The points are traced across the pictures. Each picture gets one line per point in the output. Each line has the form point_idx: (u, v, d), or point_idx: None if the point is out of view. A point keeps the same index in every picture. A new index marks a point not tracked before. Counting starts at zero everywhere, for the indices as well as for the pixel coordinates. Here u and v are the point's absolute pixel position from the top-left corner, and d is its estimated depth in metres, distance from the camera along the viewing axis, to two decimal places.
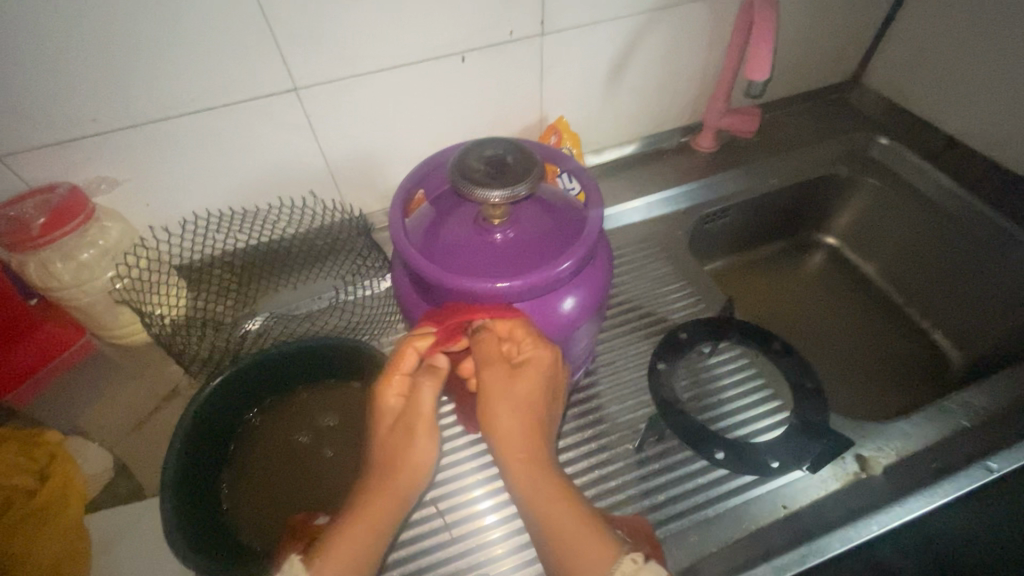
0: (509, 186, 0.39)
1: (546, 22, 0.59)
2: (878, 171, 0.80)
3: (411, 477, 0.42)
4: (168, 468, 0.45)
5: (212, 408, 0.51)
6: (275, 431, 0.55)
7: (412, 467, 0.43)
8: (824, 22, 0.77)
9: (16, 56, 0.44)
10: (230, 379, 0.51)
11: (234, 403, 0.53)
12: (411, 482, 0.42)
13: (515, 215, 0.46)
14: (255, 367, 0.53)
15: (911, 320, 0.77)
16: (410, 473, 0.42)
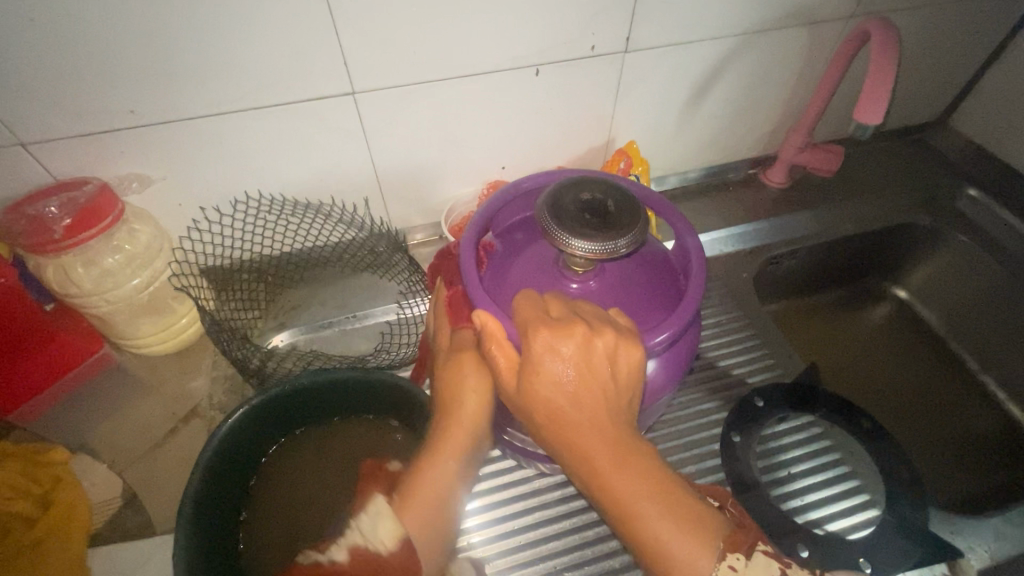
0: (609, 240, 0.34)
1: (631, 39, 0.53)
2: (965, 225, 0.73)
3: (476, 427, 0.41)
4: (190, 494, 0.41)
5: (240, 436, 0.46)
6: (301, 466, 0.50)
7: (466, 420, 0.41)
8: (923, 58, 0.70)
9: (54, 37, 0.39)
10: (261, 408, 0.46)
11: (265, 434, 0.49)
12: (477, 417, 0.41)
13: (600, 265, 0.42)
14: (293, 395, 0.48)
15: (987, 390, 0.71)
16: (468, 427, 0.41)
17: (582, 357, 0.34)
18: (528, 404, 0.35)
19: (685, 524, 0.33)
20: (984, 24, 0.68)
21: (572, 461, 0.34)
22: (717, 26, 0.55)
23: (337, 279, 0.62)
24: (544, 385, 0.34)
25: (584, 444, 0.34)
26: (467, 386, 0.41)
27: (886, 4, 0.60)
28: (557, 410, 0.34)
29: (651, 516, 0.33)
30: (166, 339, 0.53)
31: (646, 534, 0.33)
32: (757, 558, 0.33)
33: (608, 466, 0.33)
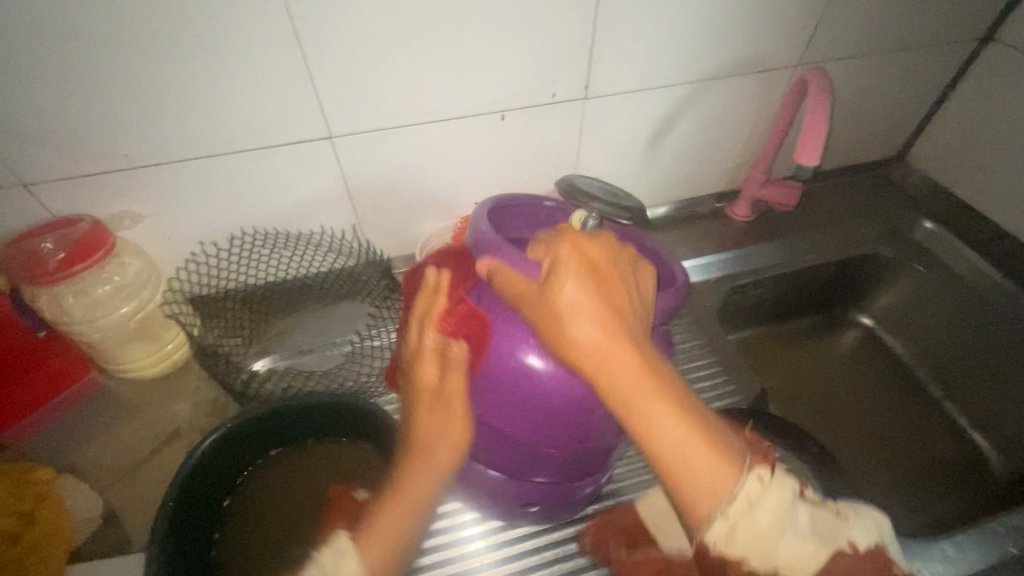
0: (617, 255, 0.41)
1: (590, 86, 0.58)
2: (923, 255, 0.76)
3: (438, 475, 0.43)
4: (162, 511, 0.43)
5: (215, 457, 0.48)
6: (273, 487, 0.52)
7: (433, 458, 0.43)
8: (875, 100, 0.74)
9: (57, 91, 0.43)
10: (235, 429, 0.49)
11: (239, 455, 0.51)
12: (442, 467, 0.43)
13: None
14: (268, 417, 0.50)
15: (951, 416, 0.73)
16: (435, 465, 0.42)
17: (610, 283, 0.39)
18: (549, 318, 0.38)
19: (709, 441, 0.35)
20: (929, 69, 0.72)
21: (599, 373, 0.37)
22: (672, 73, 0.60)
23: (319, 307, 0.65)
24: (562, 302, 0.38)
25: (609, 362, 0.37)
26: (449, 425, 0.43)
27: (829, 53, 0.65)
28: (582, 334, 0.37)
29: (674, 433, 0.35)
30: (152, 364, 0.56)
31: (667, 444, 0.35)
32: (782, 473, 0.34)
33: (629, 374, 0.36)
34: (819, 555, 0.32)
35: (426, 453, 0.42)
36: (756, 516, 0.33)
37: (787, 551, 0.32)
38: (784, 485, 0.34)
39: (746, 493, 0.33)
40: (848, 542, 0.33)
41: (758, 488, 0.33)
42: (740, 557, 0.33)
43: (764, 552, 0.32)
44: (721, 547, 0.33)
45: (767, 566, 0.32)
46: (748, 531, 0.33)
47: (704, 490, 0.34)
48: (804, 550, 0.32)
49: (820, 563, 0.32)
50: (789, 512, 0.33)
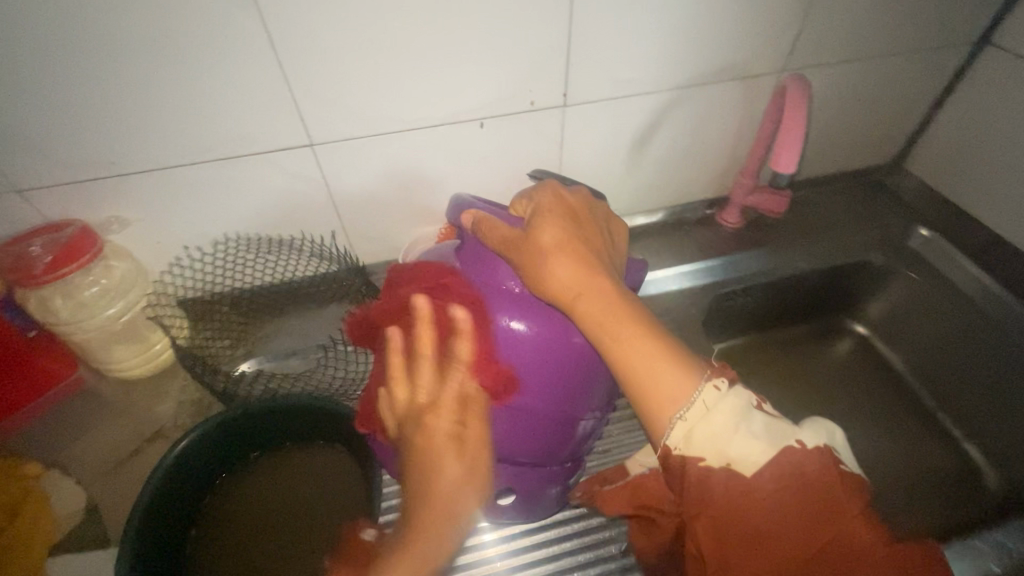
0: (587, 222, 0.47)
1: (568, 94, 0.58)
2: (917, 264, 0.75)
3: (458, 503, 0.40)
4: (137, 510, 0.44)
5: (192, 458, 0.50)
6: (252, 489, 0.54)
7: (445, 495, 0.40)
8: (867, 106, 0.73)
9: (45, 103, 0.45)
10: (212, 432, 0.50)
11: (217, 458, 0.52)
12: (451, 497, 0.40)
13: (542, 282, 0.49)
14: (244, 421, 0.52)
15: (946, 427, 0.71)
16: (443, 502, 0.39)
17: (586, 231, 0.46)
18: (534, 257, 0.44)
19: (674, 359, 0.41)
20: (921, 76, 0.71)
21: (581, 308, 0.42)
22: (652, 80, 0.60)
23: (305, 311, 0.66)
24: (545, 241, 0.44)
25: (587, 301, 0.42)
26: (449, 458, 0.40)
27: (814, 59, 0.64)
28: (561, 275, 0.43)
29: (643, 350, 0.41)
30: (139, 365, 0.58)
31: (637, 359, 0.41)
32: (738, 387, 0.40)
33: (601, 303, 0.42)
34: (769, 449, 0.37)
35: (435, 485, 0.39)
36: (712, 419, 0.38)
37: (739, 445, 0.37)
38: (742, 396, 0.39)
39: (703, 399, 0.39)
40: (796, 441, 0.38)
41: (716, 397, 0.39)
42: (699, 455, 0.38)
43: (719, 447, 0.38)
44: (682, 448, 0.39)
45: (721, 461, 0.38)
46: (705, 432, 0.38)
47: (669, 398, 0.40)
48: (754, 445, 0.37)
49: (768, 454, 0.37)
50: (743, 415, 0.38)
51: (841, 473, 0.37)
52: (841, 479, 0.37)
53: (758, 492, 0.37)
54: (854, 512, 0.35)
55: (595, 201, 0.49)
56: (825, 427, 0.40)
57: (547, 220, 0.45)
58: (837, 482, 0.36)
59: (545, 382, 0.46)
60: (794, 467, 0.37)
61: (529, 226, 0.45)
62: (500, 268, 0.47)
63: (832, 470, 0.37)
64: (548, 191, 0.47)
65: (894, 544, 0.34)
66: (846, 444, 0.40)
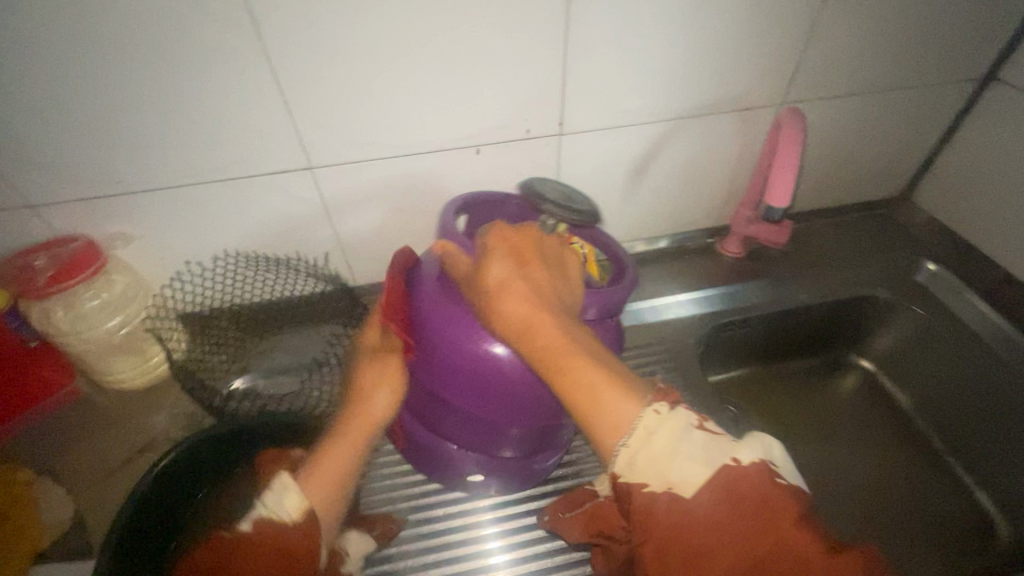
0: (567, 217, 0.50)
1: (564, 123, 0.59)
2: (925, 300, 0.73)
3: (381, 421, 0.50)
4: (118, 520, 0.45)
5: (177, 471, 0.50)
6: (233, 506, 0.54)
7: (366, 416, 0.49)
8: (872, 140, 0.72)
9: (58, 124, 0.48)
10: (196, 445, 0.51)
11: (201, 471, 0.53)
12: (371, 415, 0.49)
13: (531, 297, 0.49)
14: (228, 436, 0.52)
15: (956, 471, 0.68)
16: (362, 420, 0.49)
17: (532, 267, 0.45)
18: (482, 296, 0.44)
19: (621, 387, 0.39)
20: (926, 111, 0.70)
21: (530, 341, 0.42)
22: (648, 111, 0.60)
23: (301, 327, 0.67)
24: (490, 279, 0.44)
25: (537, 333, 0.42)
26: (380, 386, 0.50)
27: (814, 92, 0.64)
28: (508, 309, 0.43)
29: (588, 380, 0.39)
30: (135, 376, 0.60)
31: (581, 387, 0.39)
32: (681, 410, 0.38)
33: (549, 333, 0.41)
34: (706, 469, 0.34)
35: (367, 407, 0.49)
36: (653, 444, 0.36)
37: (677, 468, 0.35)
38: (681, 418, 0.37)
39: (643, 424, 0.37)
40: (734, 458, 0.35)
41: (656, 419, 0.37)
42: (643, 482, 0.36)
43: (659, 470, 0.35)
44: (625, 476, 0.36)
45: (662, 485, 0.35)
46: (646, 456, 0.36)
47: (610, 424, 0.38)
48: (692, 466, 0.35)
49: (705, 475, 0.34)
50: (681, 436, 0.36)
51: (779, 486, 0.33)
52: (783, 494, 0.33)
53: (700, 517, 0.33)
54: (800, 531, 0.31)
55: (541, 233, 0.49)
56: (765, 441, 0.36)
57: (505, 261, 0.45)
58: (776, 497, 0.33)
59: (510, 401, 0.47)
60: (731, 485, 0.33)
61: (478, 260, 0.45)
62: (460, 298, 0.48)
63: (772, 486, 0.33)
64: (493, 231, 0.47)
65: (839, 550, 0.30)
66: (791, 460, 0.36)
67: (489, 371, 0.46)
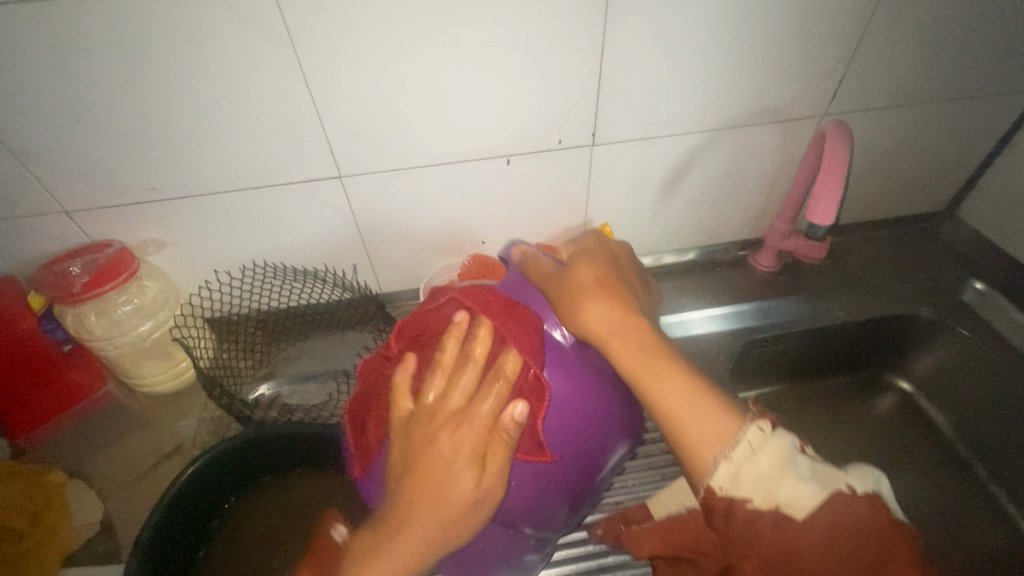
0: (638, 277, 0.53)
1: (597, 134, 0.58)
2: (971, 321, 0.69)
3: (478, 510, 0.40)
4: (146, 529, 0.45)
5: (204, 480, 0.51)
6: (258, 514, 0.54)
7: (458, 502, 0.40)
8: (917, 152, 0.69)
9: (97, 133, 0.48)
10: (225, 455, 0.51)
11: (228, 480, 0.53)
12: (464, 509, 0.40)
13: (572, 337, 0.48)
14: (256, 446, 0.52)
15: (1000, 502, 0.64)
16: (452, 506, 0.40)
17: (623, 280, 0.49)
18: (572, 295, 0.46)
19: (717, 401, 0.40)
20: (978, 123, 0.67)
21: (619, 344, 0.43)
22: (684, 122, 0.59)
23: (327, 335, 0.67)
24: (584, 281, 0.47)
25: (627, 342, 0.44)
26: (465, 467, 0.40)
27: (858, 104, 0.62)
28: (598, 312, 0.45)
29: (678, 391, 0.41)
30: (166, 380, 0.60)
31: (676, 399, 0.41)
32: (784, 432, 0.38)
33: (638, 341, 0.44)
34: (821, 494, 0.35)
35: (449, 486, 0.40)
36: (758, 459, 0.36)
37: (790, 488, 0.35)
38: (789, 437, 0.37)
39: (748, 441, 0.37)
40: (849, 487, 0.36)
41: (761, 437, 0.37)
42: (745, 497, 0.36)
43: (769, 488, 0.35)
44: (726, 488, 0.37)
45: (770, 503, 0.35)
46: (751, 474, 0.36)
47: (710, 436, 0.38)
48: (807, 490, 0.35)
49: (821, 500, 0.35)
50: (791, 459, 0.36)
51: (895, 521, 0.35)
52: (900, 530, 0.35)
53: (813, 539, 0.34)
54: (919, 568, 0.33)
55: (623, 251, 0.53)
56: (877, 475, 0.38)
57: (601, 273, 0.48)
58: (890, 530, 0.34)
59: (560, 432, 0.45)
60: (849, 512, 0.34)
61: (570, 264, 0.48)
62: (539, 305, 0.48)
63: (888, 519, 0.35)
64: (592, 243, 0.51)
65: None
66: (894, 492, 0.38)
67: (545, 396, 0.45)
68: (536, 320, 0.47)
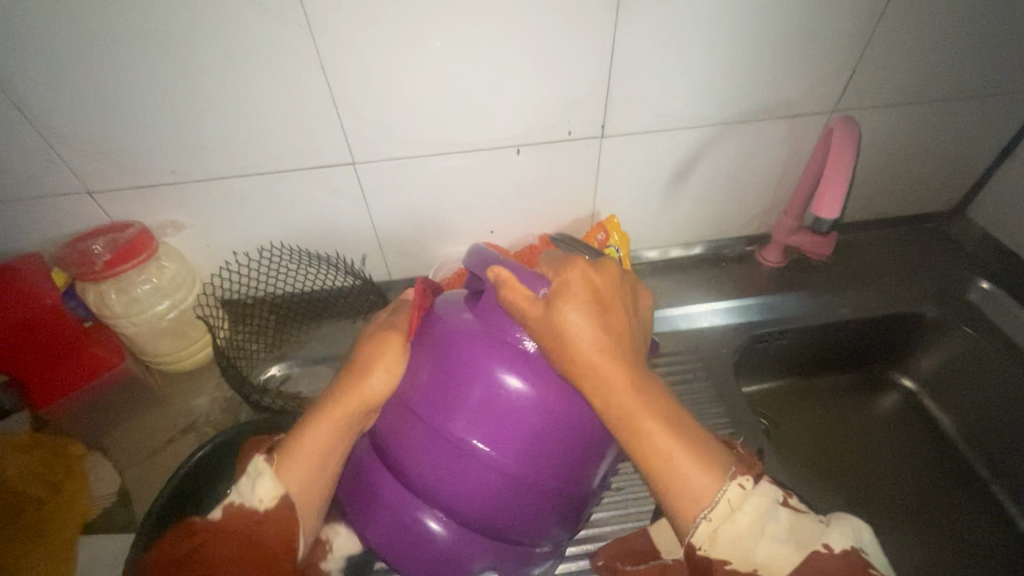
0: (633, 306, 0.47)
1: (606, 126, 0.58)
2: (976, 321, 0.70)
3: (377, 392, 0.47)
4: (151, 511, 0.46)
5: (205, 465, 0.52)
6: None
7: (366, 393, 0.47)
8: (928, 151, 0.69)
9: (120, 116, 0.50)
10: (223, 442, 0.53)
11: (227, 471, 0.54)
12: (369, 399, 0.47)
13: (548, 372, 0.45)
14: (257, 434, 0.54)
15: (1000, 505, 0.65)
16: (360, 394, 0.47)
17: (613, 316, 0.44)
18: (558, 341, 0.42)
19: (699, 456, 0.40)
20: (990, 123, 0.67)
21: (600, 392, 0.42)
22: (693, 115, 0.59)
23: (337, 320, 0.69)
24: (569, 325, 0.42)
25: (614, 393, 0.42)
26: (379, 369, 0.48)
27: (868, 102, 0.62)
28: (584, 355, 0.42)
29: (663, 445, 0.41)
30: (181, 357, 0.62)
31: (660, 451, 0.41)
32: (764, 483, 0.40)
33: (622, 393, 0.42)
34: (795, 555, 0.37)
35: (361, 384, 0.47)
36: (736, 520, 0.38)
37: (765, 551, 0.38)
38: (767, 494, 0.39)
39: (727, 500, 0.39)
40: (824, 544, 0.38)
41: (740, 496, 0.39)
42: (724, 558, 0.38)
43: (745, 551, 0.38)
44: (706, 549, 0.39)
45: (747, 564, 0.38)
46: (729, 534, 0.38)
47: (688, 495, 0.40)
48: (780, 550, 0.37)
49: (795, 560, 0.37)
50: (767, 515, 0.38)
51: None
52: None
53: None
54: None
55: (622, 274, 0.47)
56: (858, 522, 0.39)
57: (586, 312, 0.43)
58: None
59: (534, 457, 0.44)
60: (823, 572, 0.36)
61: (550, 301, 0.43)
62: (516, 328, 0.45)
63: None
64: (575, 269, 0.45)
65: None
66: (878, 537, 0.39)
67: (516, 412, 0.44)
68: (508, 345, 0.45)
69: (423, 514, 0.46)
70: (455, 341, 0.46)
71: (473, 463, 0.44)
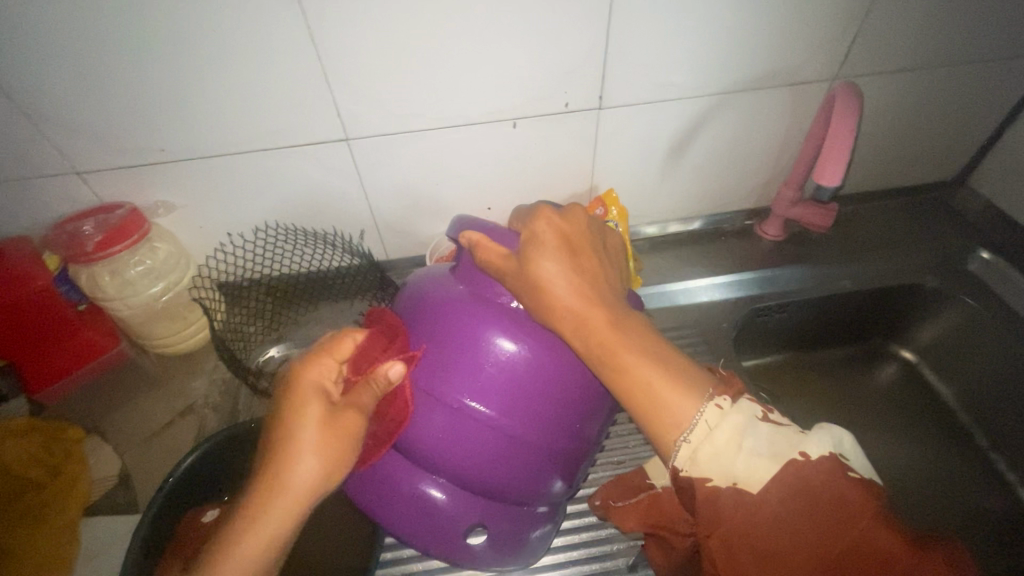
0: (607, 253, 0.48)
1: (604, 97, 0.57)
2: (976, 290, 0.69)
3: (319, 480, 0.39)
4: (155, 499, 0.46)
5: (214, 455, 0.51)
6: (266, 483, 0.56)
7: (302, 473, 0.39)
8: (930, 118, 0.68)
9: (105, 93, 0.48)
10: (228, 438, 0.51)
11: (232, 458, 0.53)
12: (310, 482, 0.39)
13: (538, 335, 0.44)
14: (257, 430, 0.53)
15: (998, 472, 0.65)
16: (297, 479, 0.39)
17: (586, 260, 0.45)
18: (535, 290, 0.43)
19: (682, 386, 0.41)
20: (991, 89, 0.66)
21: (584, 337, 0.42)
22: (693, 85, 0.58)
23: (333, 299, 0.69)
24: (543, 272, 0.43)
25: (600, 342, 0.42)
26: (313, 447, 0.39)
27: (870, 67, 0.61)
28: (561, 301, 0.43)
29: (648, 380, 0.41)
30: (178, 340, 0.62)
31: (642, 385, 0.41)
32: (741, 402, 0.41)
33: (604, 333, 0.42)
34: (772, 464, 0.37)
35: (292, 466, 0.38)
36: (714, 438, 0.38)
37: (742, 463, 0.37)
38: (743, 412, 0.40)
39: (704, 419, 0.39)
40: (800, 452, 0.37)
41: (717, 414, 0.39)
42: (704, 475, 0.38)
43: (725, 467, 0.37)
44: (688, 470, 0.39)
45: (727, 480, 0.37)
46: (708, 451, 0.38)
47: (672, 422, 0.40)
48: (756, 461, 0.37)
49: (772, 470, 0.37)
50: (746, 429, 0.39)
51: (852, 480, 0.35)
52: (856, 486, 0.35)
53: (766, 509, 0.36)
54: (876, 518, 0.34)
55: (590, 221, 0.48)
56: (834, 433, 0.39)
57: (554, 258, 0.44)
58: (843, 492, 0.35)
59: (535, 425, 0.44)
60: (799, 479, 0.36)
61: (521, 254, 0.44)
62: (497, 287, 0.46)
63: (844, 479, 0.35)
64: (542, 219, 0.46)
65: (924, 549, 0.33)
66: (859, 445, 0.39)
67: (510, 374, 0.43)
68: (494, 306, 0.45)
69: (425, 487, 0.46)
70: (442, 310, 0.46)
71: (475, 430, 0.43)
